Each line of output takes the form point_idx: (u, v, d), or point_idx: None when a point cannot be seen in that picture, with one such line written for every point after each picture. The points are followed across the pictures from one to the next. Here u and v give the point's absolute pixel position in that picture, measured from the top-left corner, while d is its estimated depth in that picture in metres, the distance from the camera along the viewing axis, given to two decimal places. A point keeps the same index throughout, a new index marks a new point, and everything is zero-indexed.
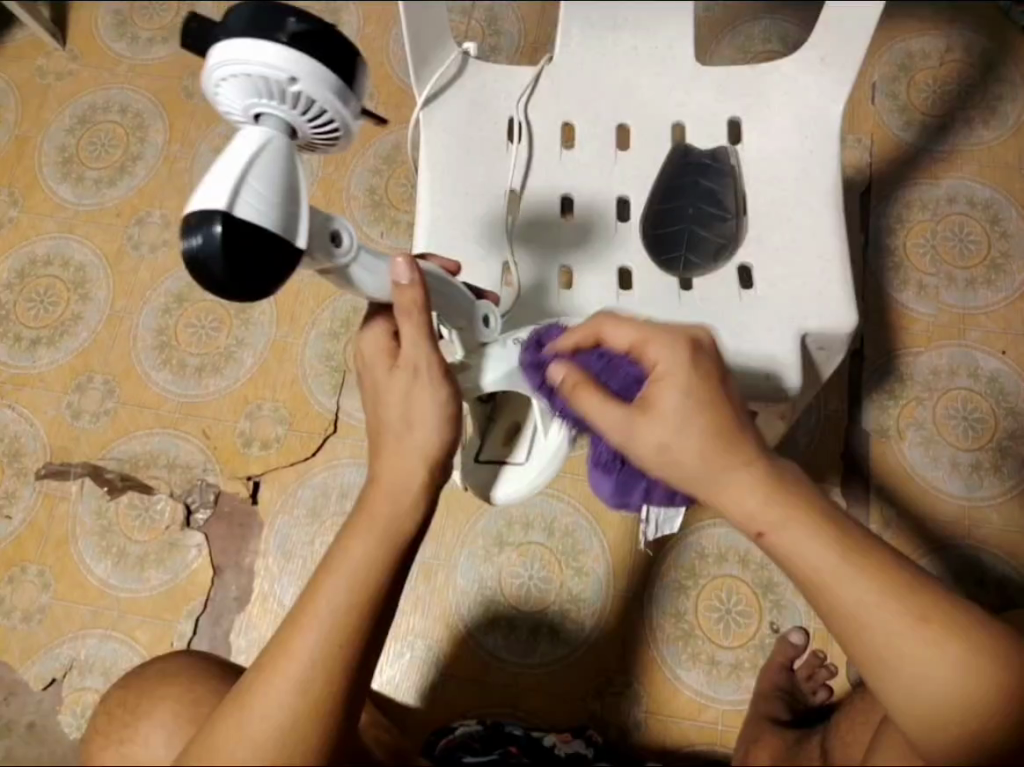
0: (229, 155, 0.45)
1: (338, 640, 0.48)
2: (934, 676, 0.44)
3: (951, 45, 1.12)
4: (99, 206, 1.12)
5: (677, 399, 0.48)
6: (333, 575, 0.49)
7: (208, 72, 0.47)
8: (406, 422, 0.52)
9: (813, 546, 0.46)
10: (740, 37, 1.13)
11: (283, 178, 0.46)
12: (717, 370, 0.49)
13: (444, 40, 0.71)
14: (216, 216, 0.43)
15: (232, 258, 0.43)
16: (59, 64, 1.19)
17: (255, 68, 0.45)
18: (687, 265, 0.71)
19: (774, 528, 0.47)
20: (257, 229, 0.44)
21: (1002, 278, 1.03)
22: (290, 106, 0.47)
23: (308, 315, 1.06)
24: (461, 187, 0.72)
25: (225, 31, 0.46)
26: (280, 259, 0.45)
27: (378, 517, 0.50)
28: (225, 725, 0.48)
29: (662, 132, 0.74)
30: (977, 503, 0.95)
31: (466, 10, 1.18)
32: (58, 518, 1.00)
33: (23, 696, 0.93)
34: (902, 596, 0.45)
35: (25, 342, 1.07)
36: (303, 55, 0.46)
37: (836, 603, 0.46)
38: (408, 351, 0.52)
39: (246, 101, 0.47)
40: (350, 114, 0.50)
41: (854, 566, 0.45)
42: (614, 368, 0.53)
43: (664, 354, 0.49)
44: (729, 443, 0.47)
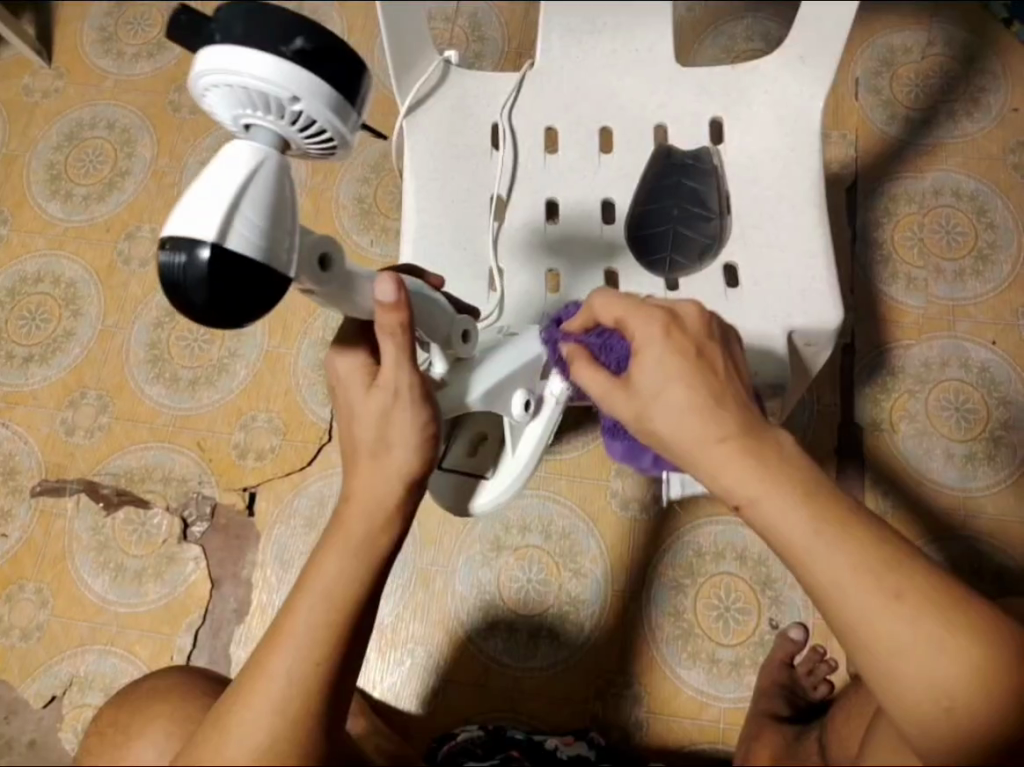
0: (224, 173, 0.44)
1: (314, 652, 0.48)
2: (914, 658, 0.43)
3: (933, 38, 1.13)
4: (89, 222, 1.13)
5: (653, 372, 0.49)
6: (305, 592, 0.49)
7: (197, 74, 0.45)
8: (384, 442, 0.51)
9: (790, 519, 0.45)
10: (723, 37, 1.14)
11: (277, 204, 0.45)
12: (694, 343, 0.50)
13: (427, 50, 0.71)
14: (203, 244, 0.42)
15: (216, 288, 0.43)
16: (45, 82, 1.19)
17: (253, 82, 0.44)
18: (672, 265, 0.72)
19: (751, 502, 0.46)
20: (246, 261, 0.43)
21: (989, 269, 1.03)
22: (287, 121, 0.46)
23: (300, 325, 1.06)
24: (446, 195, 0.73)
25: (223, 33, 0.44)
26: (269, 292, 0.45)
27: (351, 533, 0.50)
28: (207, 747, 0.48)
29: (645, 134, 0.74)
30: (971, 492, 0.95)
31: (450, 17, 1.19)
32: (55, 535, 1.00)
33: (24, 714, 0.93)
34: (885, 575, 0.44)
35: (18, 360, 1.07)
36: (306, 73, 0.44)
37: (816, 577, 0.45)
38: (388, 371, 0.51)
39: (239, 111, 0.46)
40: (348, 131, 0.49)
41: (830, 539, 0.45)
42: (610, 345, 0.56)
43: (641, 328, 0.51)
44: (709, 411, 0.48)
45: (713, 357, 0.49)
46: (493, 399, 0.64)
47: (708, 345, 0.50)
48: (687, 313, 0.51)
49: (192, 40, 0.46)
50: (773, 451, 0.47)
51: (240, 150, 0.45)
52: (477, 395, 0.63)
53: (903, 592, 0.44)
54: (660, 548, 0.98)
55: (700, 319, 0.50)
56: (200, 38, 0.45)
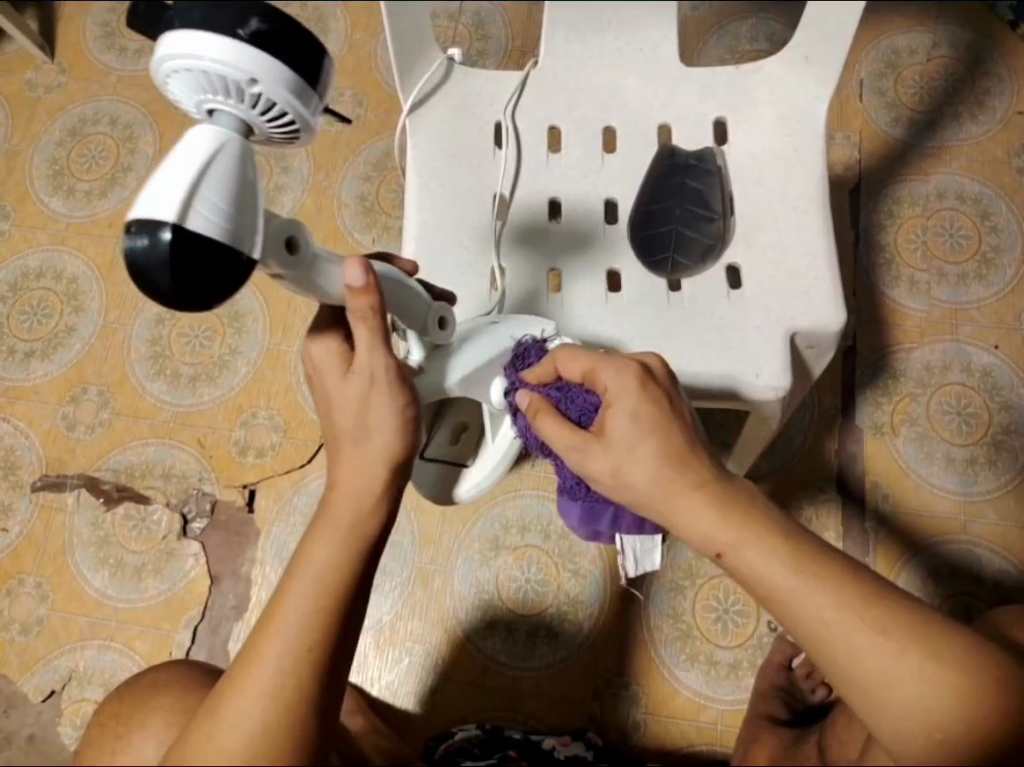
0: (184, 153, 0.42)
1: (304, 639, 0.48)
2: (903, 690, 0.43)
3: (938, 40, 1.12)
4: (91, 218, 1.13)
5: (626, 425, 0.49)
6: (296, 581, 0.49)
7: (157, 61, 0.44)
8: (364, 428, 0.51)
9: (770, 563, 0.45)
10: (727, 38, 1.14)
11: (241, 184, 0.43)
12: (665, 391, 0.50)
13: (430, 49, 0.71)
14: (165, 225, 0.41)
15: (177, 271, 0.41)
16: (48, 77, 1.19)
17: (209, 65, 0.43)
18: (675, 266, 0.71)
19: (731, 548, 0.46)
20: (209, 243, 0.42)
21: (992, 272, 1.03)
22: (248, 105, 0.45)
23: (301, 323, 1.06)
24: (447, 193, 0.72)
25: (182, 19, 0.43)
26: (234, 275, 0.43)
27: (339, 521, 0.50)
28: (199, 737, 0.48)
29: (649, 134, 0.74)
30: (972, 498, 0.95)
31: (454, 15, 1.18)
32: (55, 530, 1.00)
33: (23, 708, 0.93)
34: (866, 611, 0.44)
35: (20, 355, 1.07)
36: (265, 55, 0.43)
37: (801, 620, 0.45)
38: (362, 356, 0.50)
39: (200, 96, 0.45)
40: (313, 115, 0.47)
41: (809, 582, 0.45)
42: (572, 397, 0.56)
43: (615, 380, 0.50)
44: (681, 463, 0.48)
45: (680, 409, 0.50)
46: (470, 384, 0.63)
47: (676, 396, 0.50)
48: (655, 366, 0.51)
49: (154, 27, 0.45)
50: (746, 500, 0.47)
51: (201, 133, 0.44)
52: (454, 377, 0.61)
53: (886, 626, 0.44)
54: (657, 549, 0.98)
55: (665, 371, 0.51)
56: (160, 25, 0.44)
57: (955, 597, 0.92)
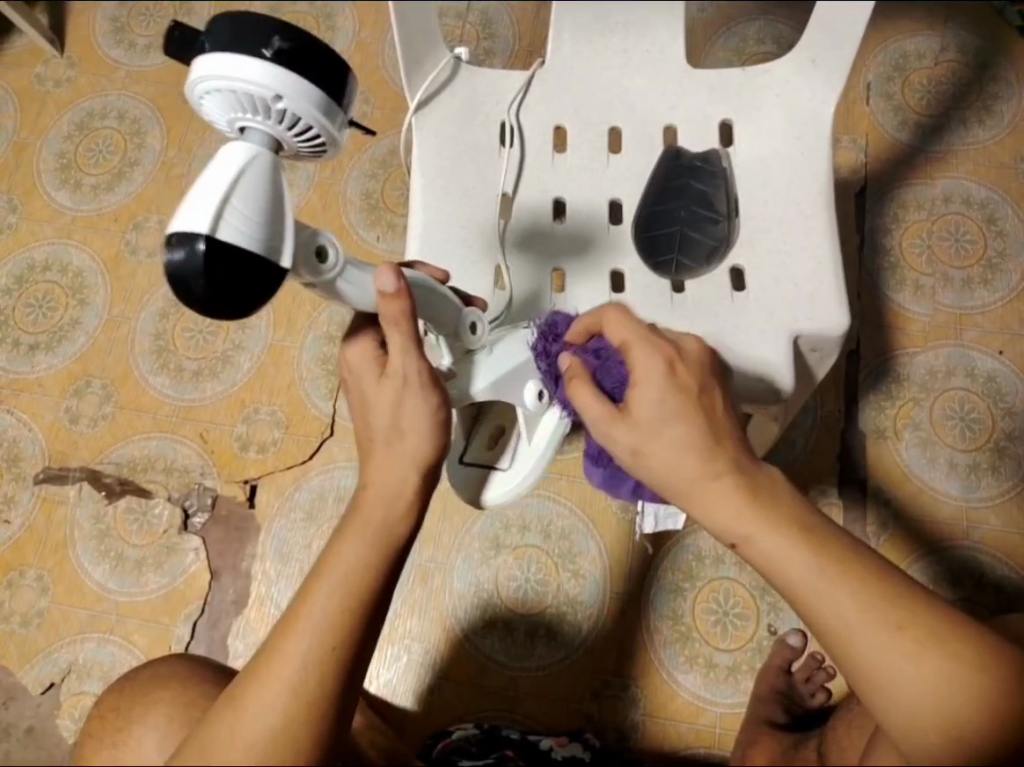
0: (216, 169, 0.43)
1: (331, 636, 0.47)
2: (927, 695, 0.42)
3: (946, 44, 1.12)
4: (97, 212, 1.13)
5: (654, 405, 0.48)
6: (323, 576, 0.49)
7: (192, 84, 0.46)
8: (398, 428, 0.51)
9: (789, 554, 0.45)
10: (735, 39, 1.14)
11: (271, 197, 0.44)
12: (696, 380, 0.49)
13: (437, 47, 0.71)
14: (198, 237, 0.42)
15: (213, 281, 0.42)
16: (57, 72, 1.20)
17: (240, 85, 0.44)
18: (679, 268, 0.71)
19: (750, 536, 0.46)
20: (243, 252, 0.43)
21: (998, 277, 1.03)
22: (276, 121, 0.45)
23: (305, 319, 1.06)
24: (453, 192, 0.72)
25: (212, 42, 0.44)
26: (268, 282, 0.44)
27: (371, 518, 0.50)
28: (220, 726, 0.47)
29: (655, 136, 0.74)
30: (974, 504, 0.95)
31: (461, 14, 1.19)
32: (57, 522, 1.00)
33: (22, 700, 0.94)
34: (888, 612, 0.43)
35: (24, 348, 1.08)
36: (290, 72, 0.44)
37: (821, 615, 0.44)
38: (396, 359, 0.50)
39: (231, 115, 0.46)
40: (337, 124, 0.48)
41: (832, 580, 0.44)
42: (609, 366, 0.54)
43: (644, 360, 0.49)
44: (705, 448, 0.47)
45: (712, 396, 0.49)
46: (501, 389, 0.62)
47: (707, 384, 0.49)
48: (688, 349, 0.50)
49: (187, 52, 0.46)
50: (772, 497, 0.47)
51: (232, 150, 0.45)
52: (483, 384, 0.61)
53: (904, 624, 0.43)
54: (658, 552, 0.98)
55: (700, 355, 0.50)
56: (193, 51, 0.46)
57: (955, 603, 0.91)
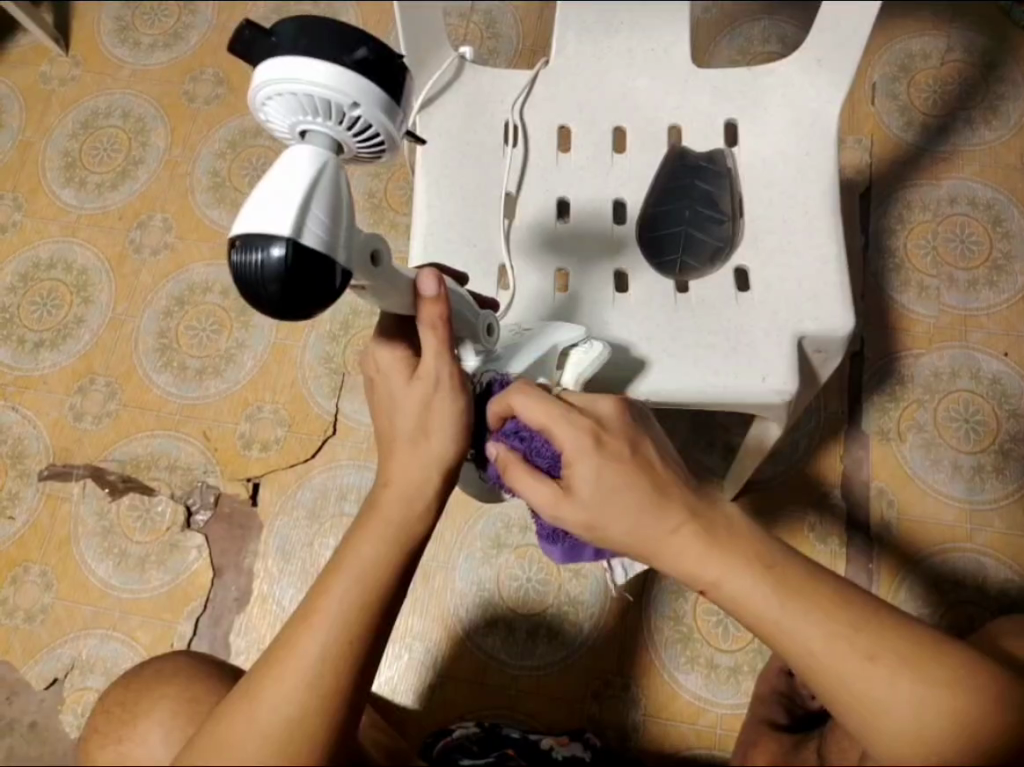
0: (290, 171, 0.42)
1: (346, 633, 0.47)
2: (895, 714, 0.42)
3: (952, 44, 1.11)
4: (101, 209, 1.13)
5: (591, 476, 0.46)
6: (341, 573, 0.49)
7: (256, 86, 0.44)
8: (422, 430, 0.51)
9: (752, 594, 0.44)
10: (740, 39, 1.13)
11: (344, 201, 0.43)
12: (627, 442, 0.47)
13: (442, 47, 0.71)
14: (279, 241, 0.40)
15: (291, 286, 0.41)
16: (62, 70, 1.20)
17: (317, 90, 0.43)
18: (683, 268, 0.71)
19: (715, 585, 0.45)
20: (315, 259, 0.41)
21: (1003, 278, 1.02)
22: (346, 127, 0.45)
23: (308, 317, 1.06)
24: (457, 192, 0.72)
25: (288, 46, 0.44)
26: (333, 293, 0.42)
27: (387, 520, 0.50)
28: (235, 716, 0.47)
29: (660, 135, 0.74)
30: (978, 506, 0.94)
31: (465, 13, 1.18)
32: (60, 519, 1.01)
33: (25, 695, 0.94)
34: (857, 637, 0.43)
35: (29, 345, 1.08)
36: (368, 81, 0.44)
37: (789, 643, 0.44)
38: (427, 362, 0.51)
39: (297, 118, 0.45)
40: (400, 137, 0.47)
41: (798, 610, 0.43)
42: (537, 447, 0.50)
43: (569, 438, 0.47)
44: (654, 506, 0.45)
45: (646, 453, 0.47)
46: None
47: (640, 441, 0.48)
48: (608, 414, 0.49)
49: (253, 53, 0.45)
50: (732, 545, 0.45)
51: (301, 152, 0.44)
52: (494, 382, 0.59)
53: (876, 653, 0.43)
54: None
55: (617, 414, 0.49)
56: (262, 51, 0.44)
57: (958, 605, 0.91)
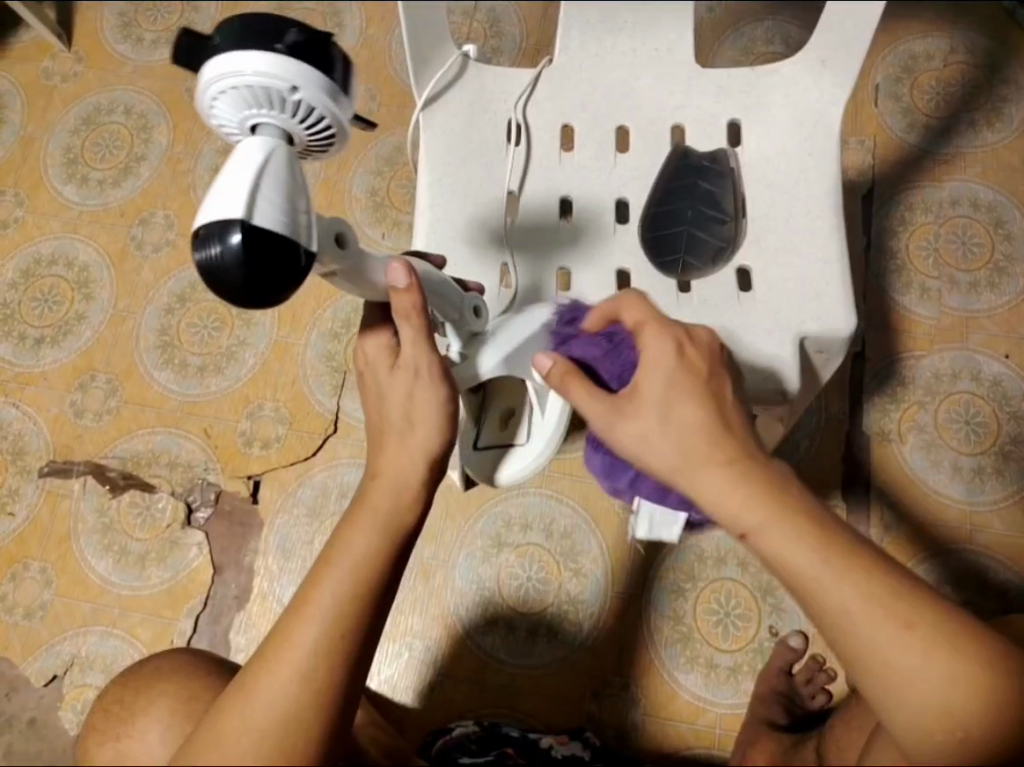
0: (238, 162, 0.43)
1: (339, 629, 0.47)
2: (925, 686, 0.43)
3: (955, 46, 1.12)
4: (103, 206, 1.13)
5: (663, 389, 0.50)
6: (332, 568, 0.49)
7: (201, 87, 0.46)
8: (407, 421, 0.52)
9: (797, 547, 0.45)
10: (743, 39, 1.13)
11: (293, 184, 0.44)
12: (704, 367, 0.51)
13: (446, 45, 0.70)
14: (233, 227, 0.41)
15: (252, 269, 0.42)
16: (65, 66, 1.20)
17: (253, 80, 0.44)
18: (685, 268, 0.72)
19: (759, 530, 0.46)
20: (274, 239, 0.42)
21: (1005, 280, 1.02)
22: (290, 114, 0.46)
23: (310, 315, 1.06)
24: (460, 190, 0.72)
25: (223, 43, 0.45)
26: (298, 271, 0.44)
27: (378, 511, 0.50)
28: (227, 716, 0.47)
29: (663, 135, 0.74)
30: (978, 507, 0.94)
31: (468, 12, 1.18)
32: (60, 516, 1.01)
33: (24, 692, 0.94)
34: (895, 606, 0.44)
35: (30, 341, 1.08)
36: (304, 66, 0.45)
37: (825, 603, 0.45)
38: (408, 352, 0.52)
39: (244, 112, 0.46)
40: (347, 118, 0.48)
41: (840, 572, 0.44)
42: (618, 353, 0.59)
43: (655, 349, 0.51)
44: (716, 436, 0.48)
45: (719, 385, 0.51)
46: (512, 366, 0.63)
47: (714, 375, 0.51)
48: (699, 336, 0.53)
49: (195, 55, 0.47)
50: (790, 497, 0.47)
51: (249, 144, 0.45)
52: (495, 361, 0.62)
53: (915, 620, 0.44)
54: (659, 553, 0.97)
55: (707, 346, 0.52)
56: (202, 54, 0.46)
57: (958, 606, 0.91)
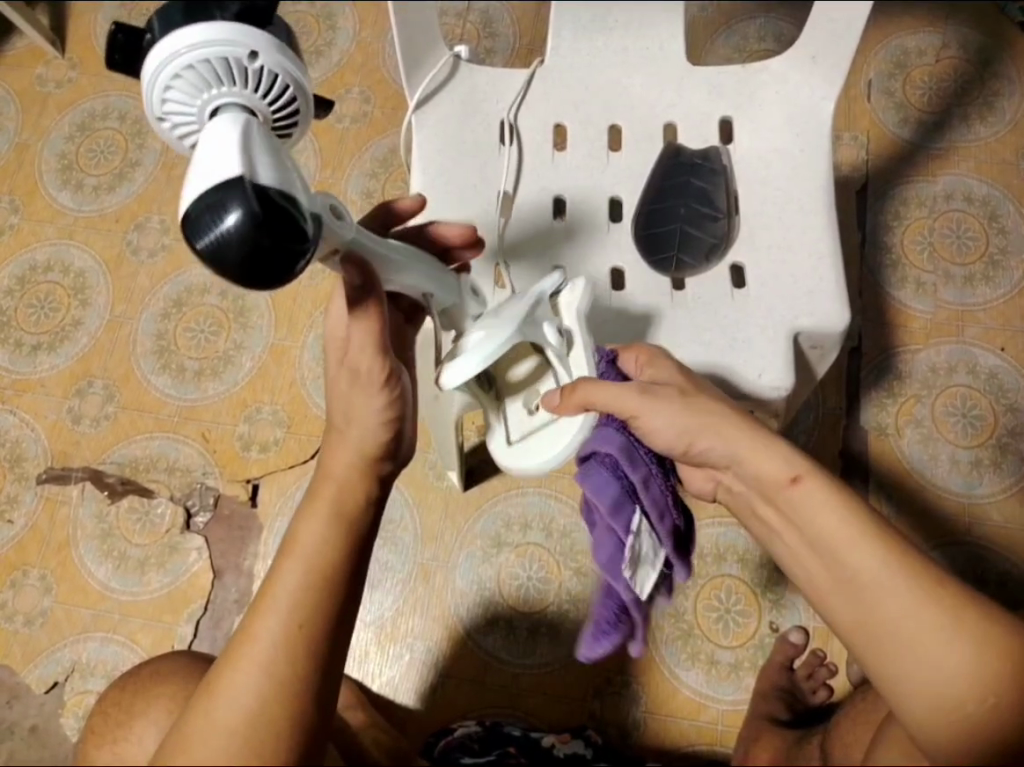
0: (222, 140, 0.43)
1: (297, 618, 0.47)
2: (952, 651, 0.43)
3: (947, 41, 1.12)
4: (99, 212, 1.13)
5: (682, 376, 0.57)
6: (288, 560, 0.49)
7: (154, 82, 0.46)
8: (347, 419, 0.53)
9: (830, 507, 0.49)
10: (735, 37, 1.13)
11: (279, 154, 0.44)
12: None
13: (438, 47, 0.71)
14: (233, 196, 0.41)
15: (259, 233, 0.41)
16: (59, 72, 1.20)
17: (210, 51, 0.45)
18: (679, 265, 0.70)
19: (809, 472, 0.51)
20: (274, 200, 0.42)
21: (1000, 274, 1.02)
22: (253, 85, 0.46)
23: (307, 318, 1.07)
24: (453, 191, 0.72)
25: (169, 29, 0.46)
26: (306, 236, 0.43)
27: (324, 500, 0.51)
28: (195, 717, 0.46)
29: (655, 133, 0.74)
30: (977, 500, 0.95)
31: (461, 13, 1.19)
32: (59, 522, 1.00)
33: (25, 699, 0.94)
34: (922, 575, 0.46)
35: (26, 348, 1.08)
36: (258, 32, 0.46)
37: (854, 561, 0.47)
38: (354, 354, 0.52)
39: (203, 95, 0.46)
40: (308, 90, 0.49)
41: (869, 536, 0.47)
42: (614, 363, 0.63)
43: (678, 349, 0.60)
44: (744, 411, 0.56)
45: None
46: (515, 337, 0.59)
47: None
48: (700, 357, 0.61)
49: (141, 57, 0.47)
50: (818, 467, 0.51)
51: (221, 124, 0.44)
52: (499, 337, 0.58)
53: (943, 589, 0.45)
54: None
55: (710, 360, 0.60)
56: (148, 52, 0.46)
57: None
